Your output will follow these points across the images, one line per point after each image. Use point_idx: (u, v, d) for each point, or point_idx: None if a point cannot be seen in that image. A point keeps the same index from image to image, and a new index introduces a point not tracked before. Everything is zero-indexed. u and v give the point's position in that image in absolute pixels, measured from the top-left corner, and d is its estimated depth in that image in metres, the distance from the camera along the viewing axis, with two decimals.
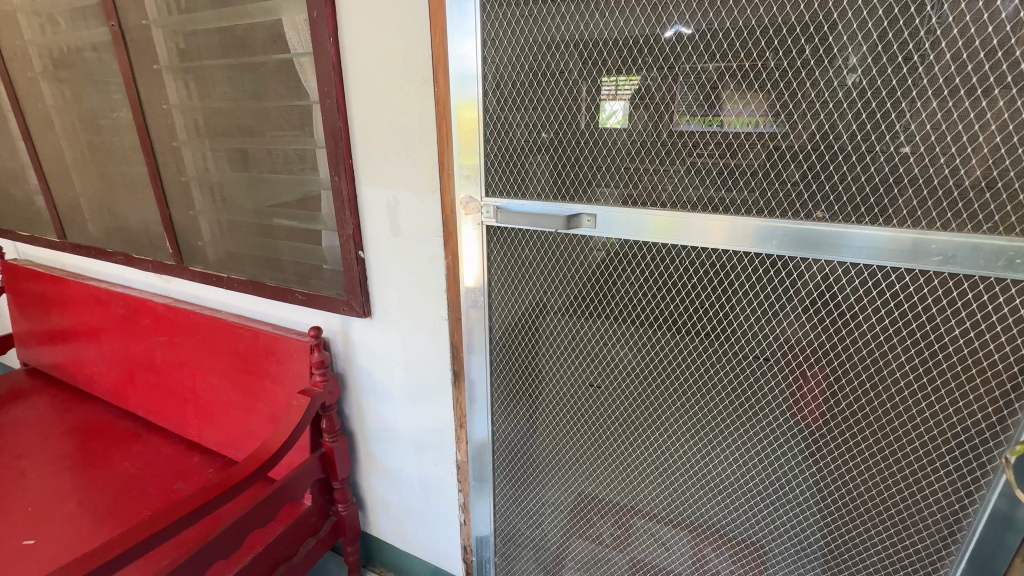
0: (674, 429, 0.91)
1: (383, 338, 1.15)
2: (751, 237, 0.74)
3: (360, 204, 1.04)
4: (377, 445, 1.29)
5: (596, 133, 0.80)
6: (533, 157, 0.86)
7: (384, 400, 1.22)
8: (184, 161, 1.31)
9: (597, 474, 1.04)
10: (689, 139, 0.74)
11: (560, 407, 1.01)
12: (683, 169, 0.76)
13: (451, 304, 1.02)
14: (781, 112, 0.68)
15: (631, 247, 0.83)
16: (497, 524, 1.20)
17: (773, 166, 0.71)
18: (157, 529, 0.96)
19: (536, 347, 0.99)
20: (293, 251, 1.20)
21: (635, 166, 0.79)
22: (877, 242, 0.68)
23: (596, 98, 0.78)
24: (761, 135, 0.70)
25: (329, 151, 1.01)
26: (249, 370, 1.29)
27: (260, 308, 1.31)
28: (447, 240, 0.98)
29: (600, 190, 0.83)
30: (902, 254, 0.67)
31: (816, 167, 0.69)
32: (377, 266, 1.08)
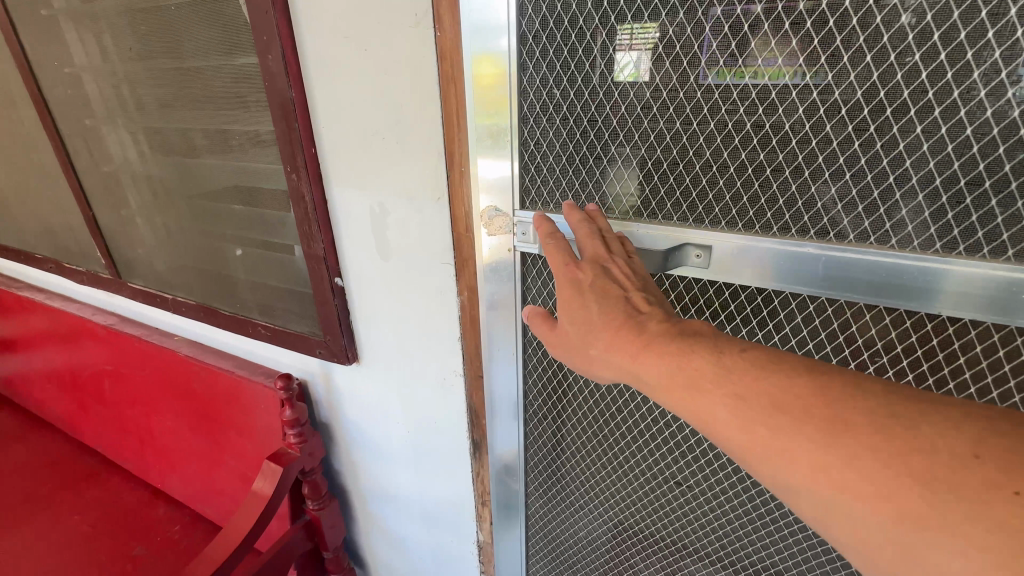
0: (785, 530, 0.58)
1: (376, 387, 0.84)
2: (750, 265, 0.48)
3: (332, 213, 0.72)
4: (376, 507, 1.02)
5: (611, 93, 0.49)
6: (585, 138, 0.53)
7: (380, 460, 0.94)
8: (106, 144, 0.97)
9: (675, 547, 0.69)
10: (746, 121, 0.45)
11: (629, 449, 0.66)
12: (770, 172, 0.45)
13: (468, 357, 0.71)
14: (830, 54, 0.40)
15: (750, 296, 0.50)
16: (530, 565, 0.90)
17: (867, 172, 0.42)
18: None
19: (576, 391, 0.67)
20: (251, 271, 0.89)
21: (698, 156, 0.48)
22: (908, 276, 0.42)
23: (607, 41, 0.48)
24: (854, 114, 0.41)
25: (280, 135, 0.66)
26: (209, 418, 1.02)
27: (220, 338, 1.01)
28: (460, 270, 0.65)
29: (705, 214, 0.50)
30: (940, 297, 0.41)
31: (932, 177, 0.40)
32: (361, 299, 0.76)
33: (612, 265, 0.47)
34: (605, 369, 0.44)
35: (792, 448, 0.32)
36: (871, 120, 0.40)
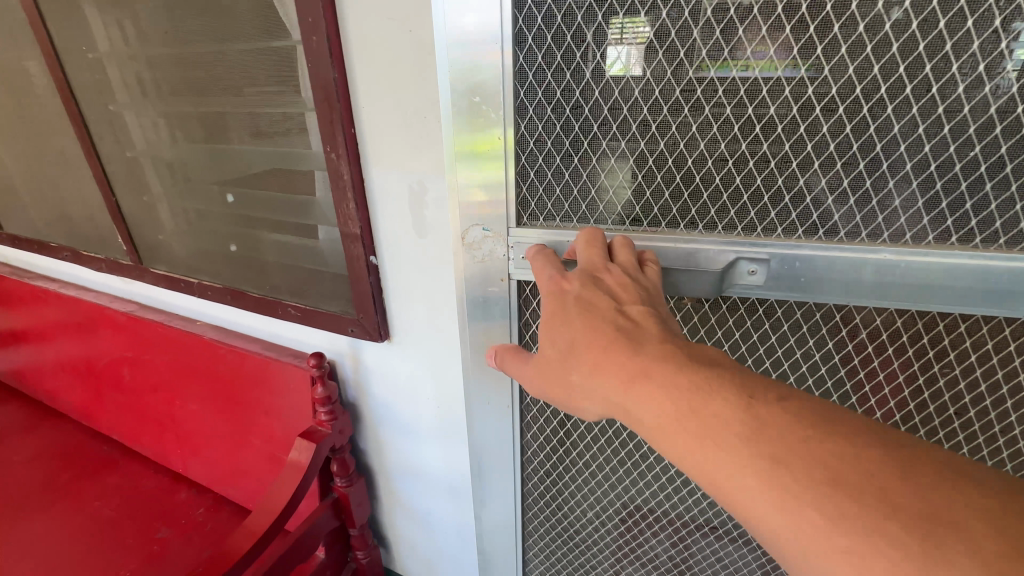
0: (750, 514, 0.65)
1: (408, 365, 0.87)
2: (806, 281, 0.50)
3: (370, 192, 0.74)
4: (402, 484, 1.05)
5: (606, 91, 0.51)
6: (588, 138, 0.54)
7: (407, 438, 0.96)
8: (129, 130, 0.99)
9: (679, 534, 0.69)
10: (765, 114, 0.47)
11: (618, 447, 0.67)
12: (803, 167, 0.48)
13: None
14: (824, 49, 0.43)
15: (806, 314, 0.53)
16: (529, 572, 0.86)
17: (907, 160, 0.44)
18: None
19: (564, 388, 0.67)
20: (283, 253, 0.91)
21: (705, 150, 0.50)
22: (923, 278, 0.46)
23: (600, 38, 0.49)
24: (893, 97, 0.43)
25: (320, 116, 0.68)
26: (236, 400, 1.03)
27: (246, 321, 1.03)
28: None
29: (731, 214, 0.52)
30: (932, 292, 0.47)
31: (978, 162, 0.43)
32: (396, 277, 0.79)
33: (605, 277, 0.45)
34: (587, 397, 0.40)
35: (766, 478, 0.30)
36: (879, 113, 0.44)
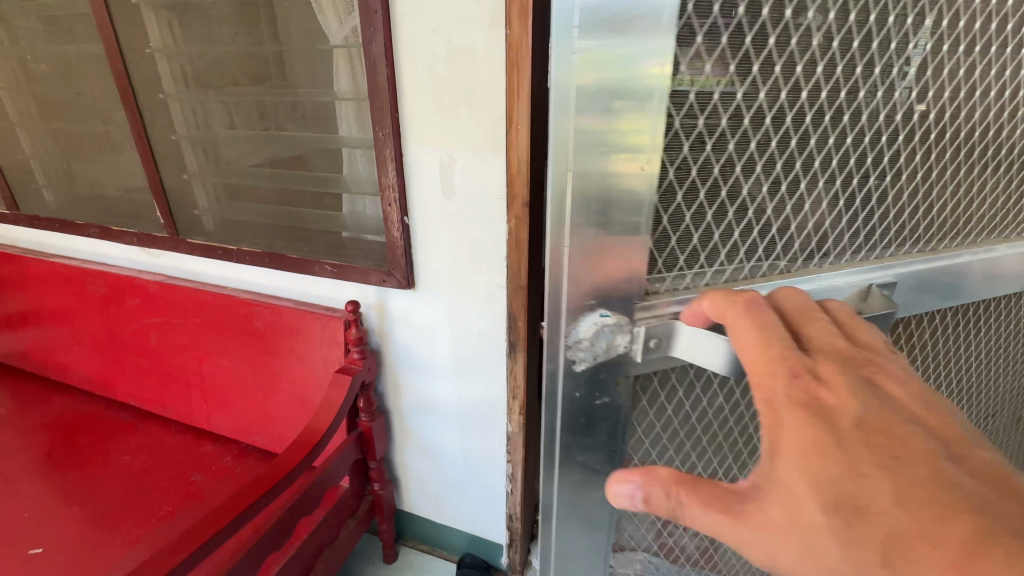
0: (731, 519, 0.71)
1: (429, 310, 1.07)
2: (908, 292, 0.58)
3: (407, 163, 0.93)
4: (415, 421, 1.24)
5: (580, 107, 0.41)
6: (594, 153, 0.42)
7: (424, 376, 1.16)
8: (174, 116, 1.14)
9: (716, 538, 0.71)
10: (736, 130, 0.47)
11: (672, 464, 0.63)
12: (763, 193, 0.51)
13: (512, 273, 0.95)
14: (744, 69, 0.45)
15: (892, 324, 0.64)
16: None
17: (835, 183, 0.52)
18: (221, 528, 0.88)
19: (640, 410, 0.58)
20: (321, 219, 1.10)
21: (693, 165, 0.47)
22: (942, 270, 0.59)
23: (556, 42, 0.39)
24: (811, 128, 0.49)
25: (372, 103, 0.89)
26: (269, 351, 1.19)
27: (277, 283, 1.19)
28: (508, 238, 0.93)
29: (710, 247, 0.51)
30: (941, 288, 0.60)
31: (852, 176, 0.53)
32: (424, 234, 0.99)
33: (886, 384, 0.41)
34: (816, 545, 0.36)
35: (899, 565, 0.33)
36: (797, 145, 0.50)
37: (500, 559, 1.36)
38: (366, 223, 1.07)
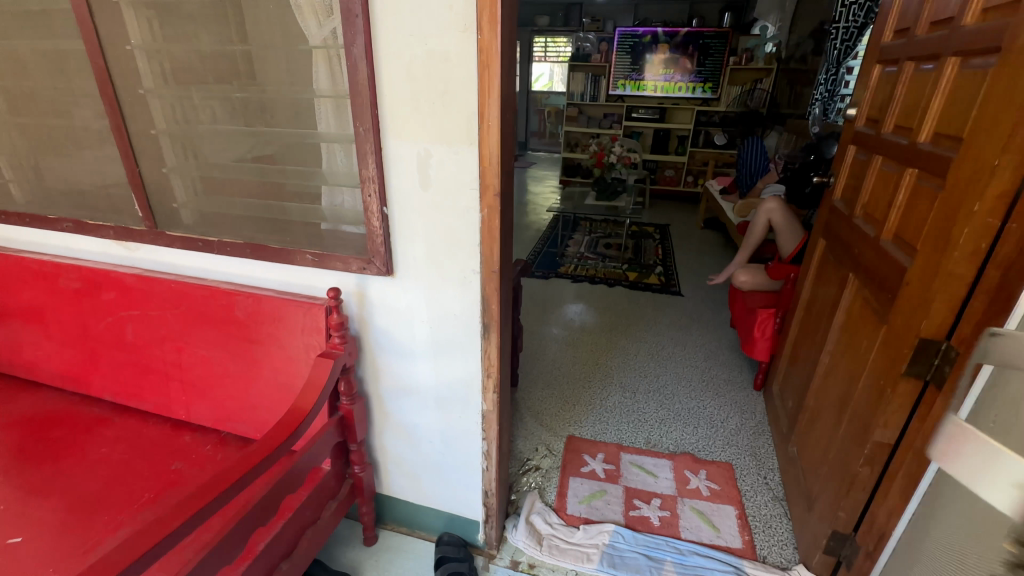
0: None
1: (407, 296, 1.14)
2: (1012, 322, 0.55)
3: (386, 157, 1.00)
4: (394, 404, 1.30)
5: None
6: None
7: (403, 360, 1.22)
8: (153, 112, 1.17)
9: None
10: None
11: None
12: None
13: (487, 258, 1.03)
14: None
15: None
16: None
17: None
18: (211, 500, 0.91)
19: None
20: (301, 210, 1.15)
21: None
22: None
23: None
24: None
25: (353, 100, 0.95)
26: (250, 339, 1.23)
27: (258, 273, 1.24)
28: (481, 226, 1.01)
29: None
30: None
31: None
32: (402, 223, 1.06)
33: None
34: None
35: None
36: None
37: (478, 535, 1.43)
38: (344, 215, 1.12)
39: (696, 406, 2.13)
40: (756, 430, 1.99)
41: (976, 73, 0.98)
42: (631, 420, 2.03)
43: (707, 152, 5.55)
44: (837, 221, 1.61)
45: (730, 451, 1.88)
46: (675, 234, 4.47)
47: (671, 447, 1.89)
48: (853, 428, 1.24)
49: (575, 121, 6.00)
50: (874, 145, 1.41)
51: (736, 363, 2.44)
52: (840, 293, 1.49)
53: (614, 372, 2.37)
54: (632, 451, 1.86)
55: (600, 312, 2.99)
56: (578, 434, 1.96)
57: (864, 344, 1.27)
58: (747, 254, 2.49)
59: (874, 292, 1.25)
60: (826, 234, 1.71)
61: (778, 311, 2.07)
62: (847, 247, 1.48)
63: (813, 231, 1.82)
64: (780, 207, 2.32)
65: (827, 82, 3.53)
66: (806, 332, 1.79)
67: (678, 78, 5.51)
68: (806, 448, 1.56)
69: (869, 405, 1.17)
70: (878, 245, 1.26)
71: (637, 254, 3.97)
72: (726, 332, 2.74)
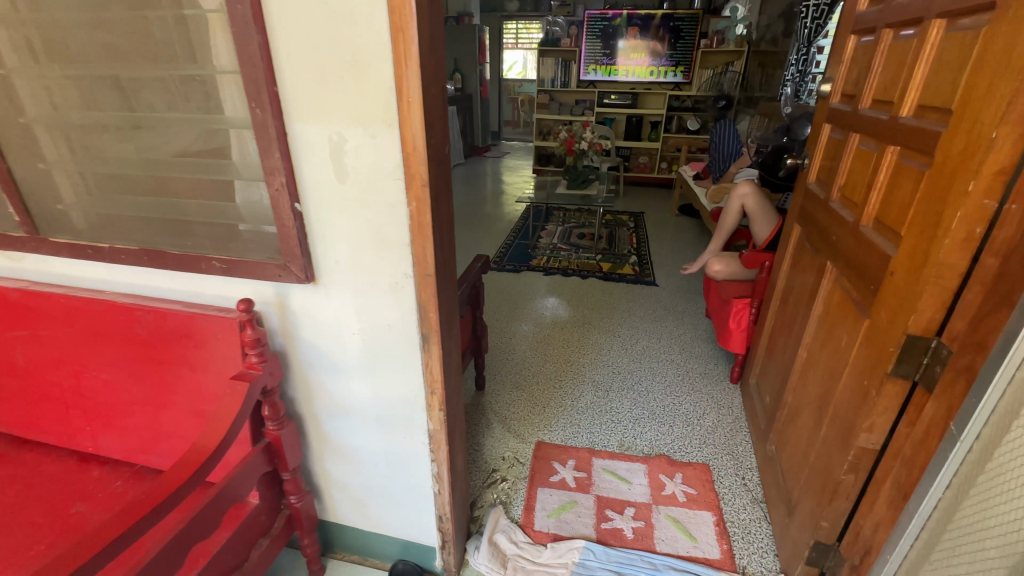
0: None
1: (333, 305, 0.99)
2: None
3: (292, 144, 0.84)
4: (331, 425, 1.15)
5: None
6: None
7: (336, 376, 1.07)
8: (19, 95, 0.98)
9: None
10: None
11: None
12: None
13: (419, 260, 0.89)
14: None
15: None
16: None
17: None
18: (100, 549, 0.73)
19: None
20: (202, 209, 0.97)
21: None
22: None
23: None
24: None
25: (245, 75, 0.78)
26: (155, 360, 1.06)
27: (161, 283, 1.07)
28: (410, 223, 0.86)
29: None
30: None
31: None
32: (318, 221, 0.90)
33: None
34: None
35: None
36: None
37: (435, 561, 1.30)
38: (264, 213, 0.94)
39: (671, 403, 2.04)
40: (734, 427, 1.90)
41: (965, 35, 0.87)
42: (603, 422, 1.92)
43: (680, 138, 5.47)
44: (813, 206, 1.51)
45: (707, 450, 1.78)
46: (650, 222, 4.38)
47: (646, 449, 1.79)
48: (834, 431, 1.14)
49: (547, 108, 5.85)
50: (850, 122, 1.31)
51: (712, 355, 2.36)
52: (818, 282, 1.39)
53: (586, 369, 2.25)
54: (605, 456, 1.75)
55: (572, 306, 2.87)
56: (548, 439, 1.84)
57: (844, 339, 1.17)
58: (721, 241, 2.40)
59: (854, 283, 1.15)
60: (801, 220, 1.61)
61: (753, 301, 1.98)
62: (824, 234, 1.38)
63: (788, 216, 1.72)
64: (754, 192, 2.23)
65: (798, 62, 3.45)
66: (782, 323, 1.70)
67: (650, 62, 5.39)
68: (785, 448, 1.47)
69: (851, 408, 1.08)
70: (858, 231, 1.16)
71: (611, 243, 3.87)
72: (702, 323, 2.65)
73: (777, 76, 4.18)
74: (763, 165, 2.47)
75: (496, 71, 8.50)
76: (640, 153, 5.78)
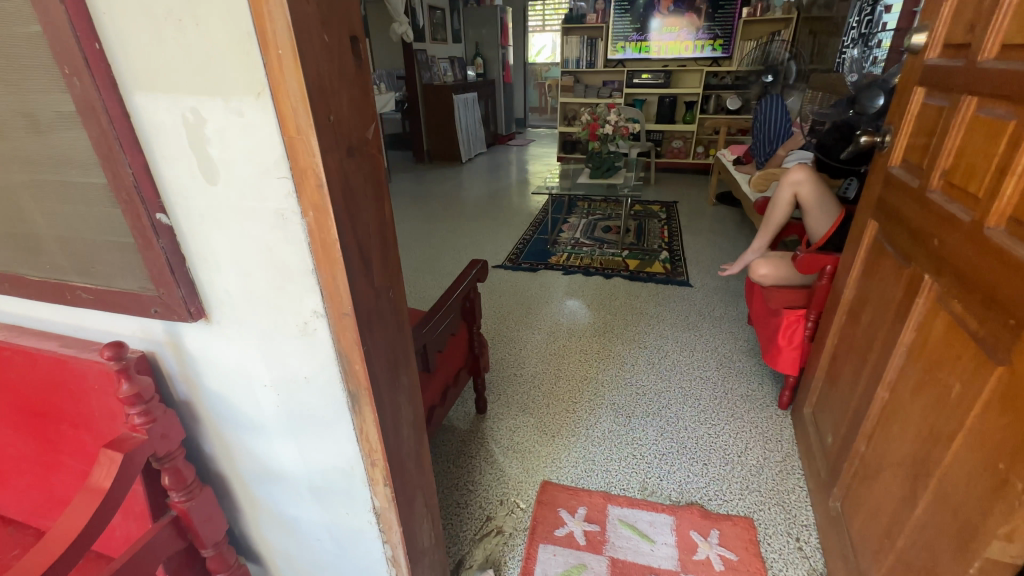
0: None
1: (235, 349, 0.73)
2: None
3: (139, 127, 0.58)
4: (261, 490, 0.90)
5: None
6: None
7: (255, 435, 0.82)
8: None
9: None
10: None
11: None
12: None
13: (330, 292, 0.61)
14: None
15: None
16: None
17: None
18: None
19: None
20: (49, 221, 0.69)
21: None
22: None
23: None
24: None
25: (44, 23, 0.52)
26: (35, 412, 0.84)
27: (38, 315, 0.84)
28: (310, 240, 0.59)
29: None
30: None
31: None
32: (193, 237, 0.64)
33: None
34: None
35: None
36: None
37: None
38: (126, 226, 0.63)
39: (706, 434, 1.71)
40: (783, 467, 1.56)
41: None
42: (622, 457, 1.62)
43: (718, 119, 4.99)
44: (898, 198, 1.15)
45: (749, 498, 1.46)
46: (684, 213, 3.98)
47: (673, 495, 1.48)
48: (940, 520, 0.81)
49: (573, 91, 5.49)
50: (960, 83, 0.95)
51: (755, 372, 2.00)
52: (907, 301, 1.04)
53: (605, 388, 1.95)
54: (623, 503, 1.45)
55: (593, 310, 2.56)
56: (556, 478, 1.55)
57: (956, 388, 0.83)
58: (767, 238, 2.03)
59: (973, 310, 0.81)
60: (879, 215, 1.25)
61: (809, 313, 1.62)
62: (916, 237, 1.03)
63: (859, 210, 1.36)
64: (810, 177, 1.84)
65: (860, 24, 2.97)
66: (849, 346, 1.34)
67: (685, 36, 4.91)
68: (856, 513, 1.13)
69: (972, 495, 0.74)
70: (979, 236, 0.81)
71: (639, 237, 3.51)
72: (743, 331, 2.28)
73: (832, 45, 3.68)
74: (819, 146, 2.07)
75: (521, 55, 8.14)
76: (674, 137, 5.33)
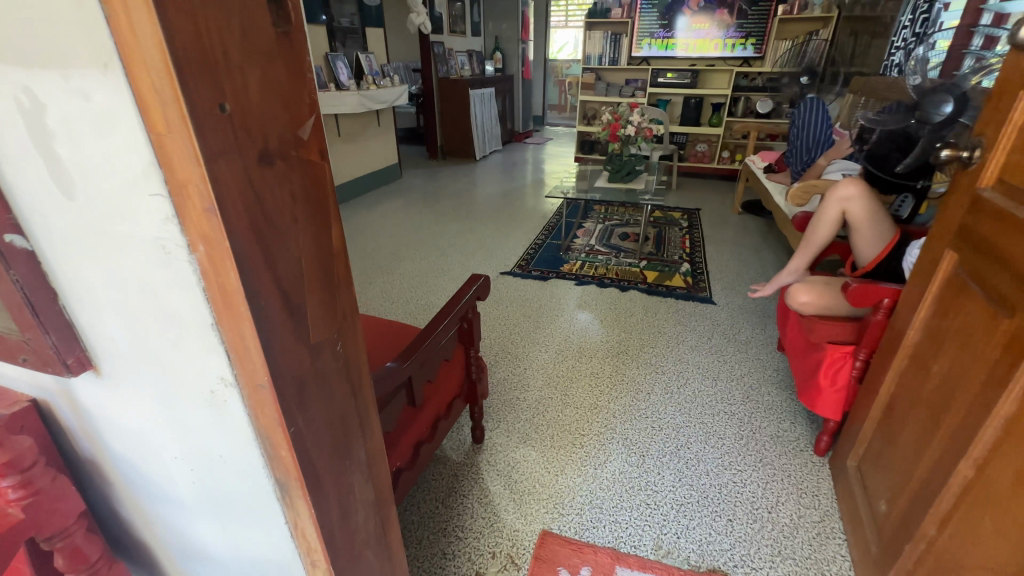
0: None
1: (135, 411, 0.55)
2: None
3: None
4: (188, 566, 0.73)
5: None
6: None
7: (173, 510, 0.64)
8: None
9: None
10: None
11: None
12: None
13: (238, 356, 0.43)
14: None
15: None
16: None
17: None
18: None
19: None
20: None
21: None
22: None
23: None
24: None
25: None
26: None
27: None
28: (205, 285, 0.40)
29: None
30: None
31: None
32: (61, 267, 0.46)
33: None
34: None
35: None
36: None
37: None
38: None
39: (731, 482, 1.50)
40: (821, 529, 1.35)
41: None
42: (634, 506, 1.42)
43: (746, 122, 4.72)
44: (992, 228, 0.93)
45: (782, 567, 1.25)
46: (707, 222, 3.74)
47: (692, 557, 1.28)
48: None
49: (594, 90, 5.27)
50: None
51: (787, 408, 1.79)
52: (1006, 361, 0.83)
53: (616, 420, 1.75)
54: (634, 565, 1.25)
55: (606, 326, 2.36)
56: (558, 528, 1.36)
57: None
58: (807, 259, 1.81)
59: None
60: (961, 245, 1.03)
61: (860, 351, 1.41)
62: (1023, 280, 0.81)
63: (933, 236, 1.14)
64: (862, 194, 1.63)
65: (914, 23, 2.74)
66: (912, 399, 1.13)
67: (716, 35, 4.66)
68: None
69: None
70: None
71: (659, 246, 3.29)
72: (772, 359, 2.06)
73: (875, 46, 3.41)
74: (869, 154, 1.89)
75: (542, 52, 7.92)
76: (698, 140, 5.07)
